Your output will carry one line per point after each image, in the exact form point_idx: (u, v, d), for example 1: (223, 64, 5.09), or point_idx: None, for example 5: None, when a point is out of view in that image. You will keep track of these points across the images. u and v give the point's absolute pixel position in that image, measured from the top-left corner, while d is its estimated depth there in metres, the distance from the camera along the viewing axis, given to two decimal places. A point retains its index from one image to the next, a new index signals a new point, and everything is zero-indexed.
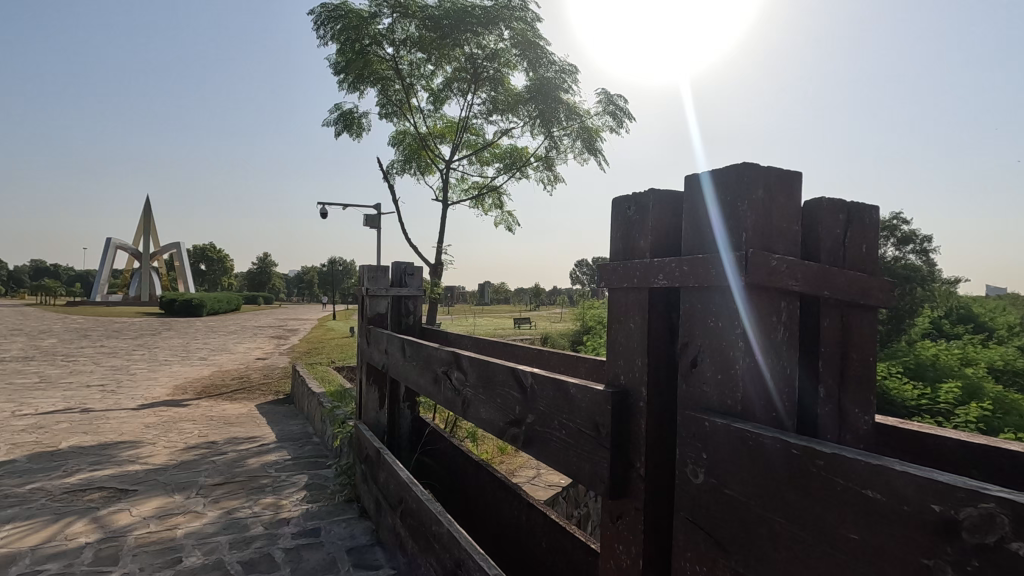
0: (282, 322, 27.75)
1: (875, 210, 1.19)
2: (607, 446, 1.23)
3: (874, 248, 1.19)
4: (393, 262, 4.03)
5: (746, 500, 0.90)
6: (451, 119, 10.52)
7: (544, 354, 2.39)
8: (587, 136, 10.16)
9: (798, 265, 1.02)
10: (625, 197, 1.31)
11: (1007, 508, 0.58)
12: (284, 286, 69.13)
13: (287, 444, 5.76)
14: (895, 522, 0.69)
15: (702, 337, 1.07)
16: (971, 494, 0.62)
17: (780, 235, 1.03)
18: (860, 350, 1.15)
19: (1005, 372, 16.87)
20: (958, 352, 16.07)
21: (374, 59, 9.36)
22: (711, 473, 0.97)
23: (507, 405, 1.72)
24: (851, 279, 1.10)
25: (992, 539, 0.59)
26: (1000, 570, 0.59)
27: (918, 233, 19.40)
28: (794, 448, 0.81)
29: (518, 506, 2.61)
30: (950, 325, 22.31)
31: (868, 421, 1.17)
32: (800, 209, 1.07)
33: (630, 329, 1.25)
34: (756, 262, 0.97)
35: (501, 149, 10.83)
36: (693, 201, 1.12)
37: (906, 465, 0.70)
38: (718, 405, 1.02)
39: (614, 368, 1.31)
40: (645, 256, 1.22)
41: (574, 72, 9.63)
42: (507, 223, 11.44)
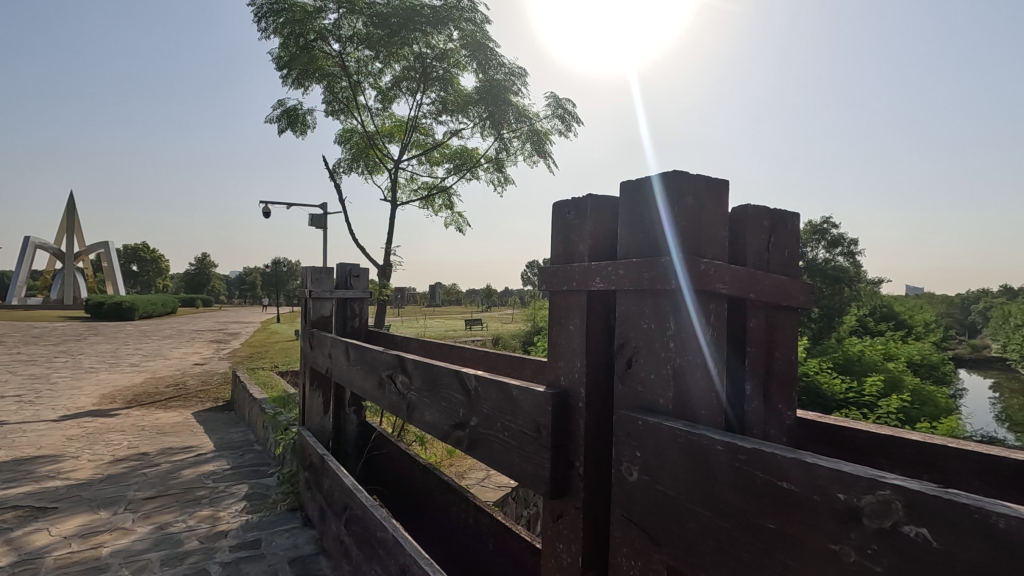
0: (222, 325, 26.59)
1: (797, 218, 1.26)
2: (547, 447, 1.25)
3: (796, 253, 1.26)
4: (338, 263, 3.96)
5: (676, 495, 0.94)
6: (400, 119, 10.39)
7: (491, 357, 2.40)
8: (536, 139, 10.28)
9: (725, 268, 1.07)
10: (565, 201, 1.33)
11: (901, 495, 0.64)
12: (225, 287, 66.25)
13: (226, 453, 5.53)
14: (807, 510, 0.73)
15: (638, 338, 1.10)
16: (870, 483, 0.67)
17: (708, 240, 1.08)
18: (783, 350, 1.21)
19: (921, 366, 18.23)
20: (881, 348, 17.24)
21: (319, 55, 9.13)
22: (644, 471, 1.00)
23: (451, 408, 1.71)
24: (775, 283, 1.16)
25: (888, 523, 0.64)
26: (896, 551, 0.64)
27: (845, 236, 20.63)
28: (719, 445, 0.86)
29: (466, 509, 2.60)
30: (873, 323, 23.92)
31: (792, 416, 1.23)
32: (727, 216, 1.13)
33: (571, 330, 1.28)
34: (684, 268, 1.01)
35: (451, 150, 10.79)
36: (627, 206, 1.15)
37: (816, 458, 0.75)
38: (651, 403, 1.06)
39: (555, 369, 1.33)
40: (584, 260, 1.25)
41: (523, 75, 9.75)
42: (457, 224, 11.39)
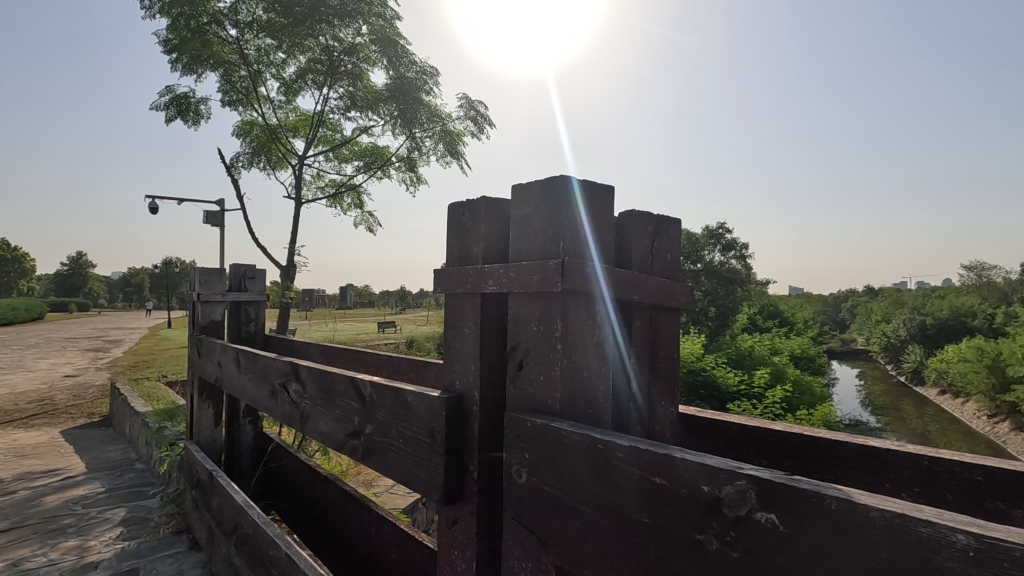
0: (101, 332, 23.95)
1: (678, 223, 1.33)
2: (440, 452, 1.23)
3: (678, 258, 1.33)
4: (231, 264, 3.70)
5: (561, 495, 0.95)
6: (305, 112, 9.92)
7: (393, 361, 2.34)
8: (448, 140, 10.22)
9: (610, 270, 1.10)
10: (460, 203, 1.32)
11: (755, 485, 0.68)
12: (106, 290, 59.84)
13: (100, 474, 4.96)
14: (676, 503, 0.77)
15: (527, 340, 1.11)
16: (729, 474, 0.71)
17: (594, 242, 1.10)
18: (666, 350, 1.28)
19: (801, 359, 20.19)
20: (768, 343, 18.87)
21: (213, 40, 8.49)
22: (532, 472, 1.01)
23: (346, 416, 1.64)
24: (658, 286, 1.21)
25: (744, 512, 0.69)
26: (752, 539, 0.68)
27: (737, 241, 21.91)
28: (599, 444, 0.88)
29: (368, 519, 2.51)
30: (762, 321, 26.16)
31: (675, 411, 1.30)
32: (613, 221, 1.16)
33: (465, 333, 1.27)
34: (571, 272, 1.03)
35: (361, 147, 10.47)
36: (519, 209, 1.15)
37: (686, 453, 0.79)
38: (542, 404, 1.06)
39: (450, 373, 1.32)
40: (477, 263, 1.24)
41: (435, 75, 9.72)
42: (368, 224, 11.06)
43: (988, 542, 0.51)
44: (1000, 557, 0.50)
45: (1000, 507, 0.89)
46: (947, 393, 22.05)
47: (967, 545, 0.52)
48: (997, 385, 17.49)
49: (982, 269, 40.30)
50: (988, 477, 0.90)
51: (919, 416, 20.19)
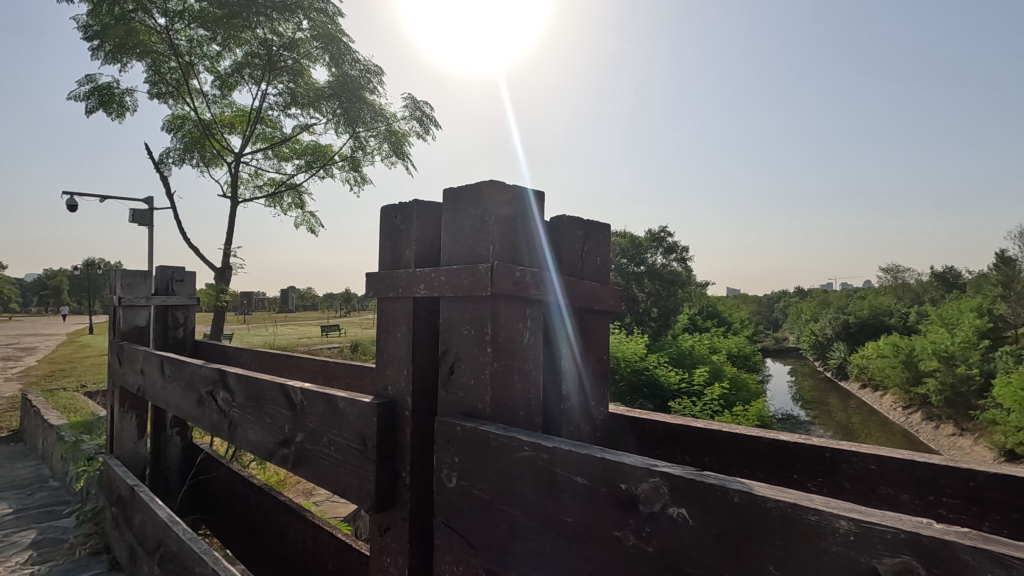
0: (11, 340, 22.00)
1: (607, 228, 1.37)
2: (371, 458, 1.21)
3: (608, 262, 1.36)
4: (156, 267, 3.50)
5: (490, 498, 0.95)
6: (242, 108, 9.54)
7: (330, 366, 2.27)
8: (393, 140, 10.11)
9: (540, 275, 1.12)
10: (393, 206, 1.30)
11: (666, 481, 0.71)
12: (18, 294, 55.22)
13: (8, 494, 4.57)
14: (597, 500, 0.79)
15: (458, 344, 1.11)
16: (644, 471, 0.74)
17: (525, 247, 1.11)
18: (597, 352, 1.31)
19: (737, 357, 21.17)
20: (707, 342, 19.66)
21: (140, 28, 8.02)
22: (461, 476, 1.01)
23: (276, 424, 1.59)
24: (586, 290, 1.24)
25: (657, 507, 0.72)
26: (663, 534, 0.71)
27: (677, 245, 22.25)
28: (525, 446, 0.89)
29: (304, 529, 2.43)
30: (702, 321, 27.22)
31: (606, 410, 1.33)
32: (543, 225, 1.18)
33: (398, 338, 1.25)
34: (502, 275, 1.03)
35: (301, 146, 10.15)
36: (451, 213, 1.15)
37: (606, 452, 0.81)
38: (471, 407, 1.07)
39: (382, 378, 1.30)
40: (410, 266, 1.23)
41: (380, 74, 9.60)
42: (310, 225, 10.77)
43: (867, 526, 0.56)
44: (876, 541, 0.55)
45: (891, 493, 0.95)
46: (868, 387, 23.66)
47: (848, 530, 0.57)
48: (910, 378, 18.94)
49: (897, 271, 43.53)
50: (882, 465, 0.97)
51: (844, 409, 21.54)
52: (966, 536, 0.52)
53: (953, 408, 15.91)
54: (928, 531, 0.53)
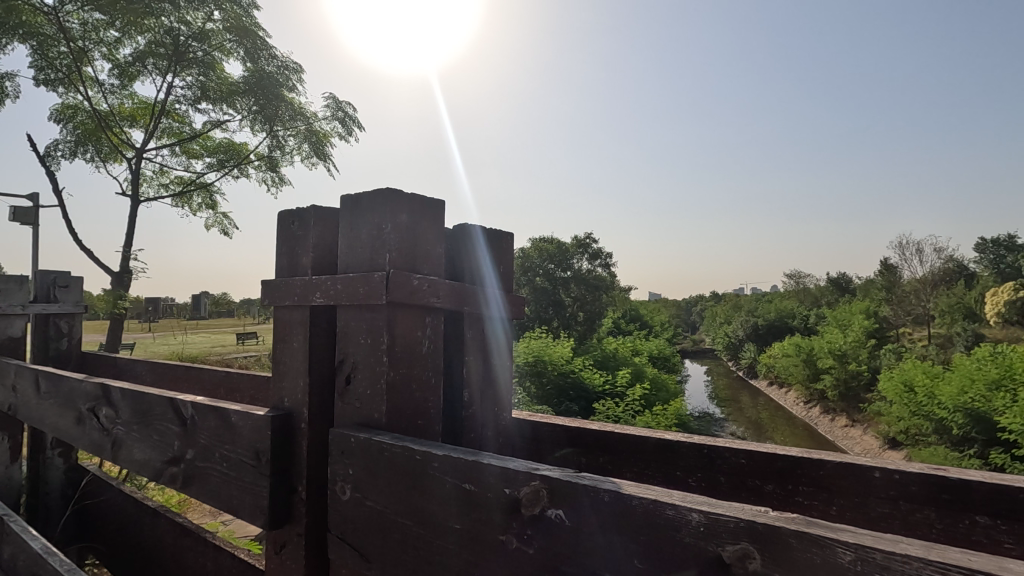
0: None
1: (510, 238, 1.40)
2: (266, 473, 1.16)
3: (510, 269, 1.41)
4: (36, 272, 3.17)
5: (382, 510, 0.94)
6: (145, 100, 8.87)
7: (232, 378, 2.15)
8: (314, 140, 9.81)
9: (438, 283, 1.12)
10: (290, 211, 1.26)
11: (546, 484, 0.73)
12: None
13: None
14: (481, 506, 0.80)
15: (354, 355, 1.10)
16: (526, 475, 0.76)
17: (424, 257, 1.11)
18: (500, 359, 1.34)
19: (658, 359, 22.17)
20: (630, 345, 20.42)
21: (23, 8, 7.25)
22: (355, 488, 0.99)
23: (164, 442, 1.48)
24: (485, 297, 1.27)
25: (537, 510, 0.74)
26: (544, 536, 0.73)
27: (602, 250, 22.88)
28: (417, 454, 0.89)
29: (204, 552, 2.28)
30: (625, 324, 28.26)
31: (508, 415, 1.35)
32: (444, 234, 1.19)
33: (294, 348, 1.21)
34: (398, 283, 1.03)
35: (213, 143, 9.59)
36: (348, 219, 1.13)
37: (492, 458, 0.83)
38: (368, 418, 1.05)
39: (278, 390, 1.25)
40: (306, 274, 1.20)
41: (299, 72, 9.28)
42: (222, 227, 10.16)
43: (713, 517, 0.60)
44: (720, 529, 0.60)
45: (759, 485, 1.03)
46: (775, 384, 25.49)
47: (699, 523, 0.61)
48: (810, 375, 20.53)
49: (799, 277, 47.14)
50: (749, 458, 1.06)
51: (754, 406, 23.08)
52: (796, 521, 0.57)
53: (846, 402, 17.40)
54: (765, 519, 0.59)
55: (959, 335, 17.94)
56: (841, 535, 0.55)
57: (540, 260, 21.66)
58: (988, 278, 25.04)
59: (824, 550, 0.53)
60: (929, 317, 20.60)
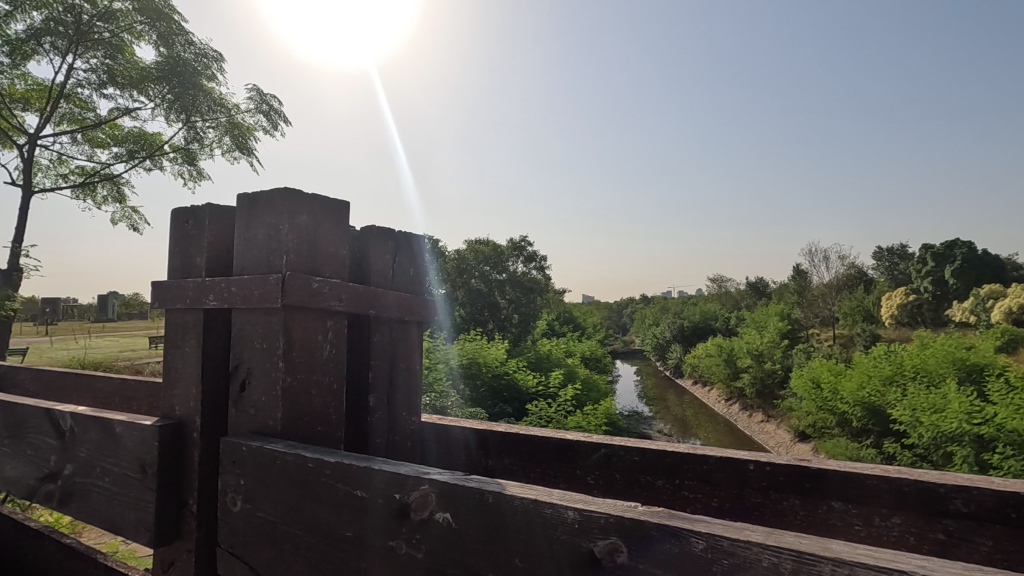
0: None
1: (423, 239, 1.39)
2: (151, 488, 1.09)
3: (423, 271, 1.39)
4: None
5: (273, 520, 0.91)
6: (40, 81, 8.09)
7: (127, 386, 2.00)
8: (236, 133, 9.33)
9: (341, 285, 1.09)
10: (184, 208, 1.20)
11: (435, 488, 0.74)
12: None
13: None
14: (371, 513, 0.80)
15: (250, 360, 1.05)
16: (415, 480, 0.76)
17: (326, 259, 1.09)
18: (410, 361, 1.32)
19: (591, 360, 22.69)
20: (563, 347, 20.74)
21: None
22: (246, 499, 0.95)
23: (39, 456, 1.36)
24: (396, 299, 1.25)
25: (425, 515, 0.74)
26: (432, 539, 0.74)
27: (536, 253, 23.15)
28: (309, 463, 0.87)
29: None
30: (559, 326, 28.71)
31: (416, 419, 1.34)
32: (350, 235, 1.16)
33: (186, 353, 1.15)
34: (295, 286, 1.00)
35: (122, 131, 8.91)
36: (244, 219, 1.09)
37: (385, 464, 0.82)
38: (262, 426, 1.02)
39: (169, 399, 1.18)
40: (200, 275, 1.14)
41: (220, 60, 8.81)
42: (132, 222, 9.46)
43: (586, 515, 0.63)
44: (594, 525, 0.62)
45: (650, 481, 1.09)
46: (699, 383, 26.74)
47: (573, 519, 0.63)
48: (730, 374, 21.70)
49: (721, 281, 49.74)
50: (642, 455, 1.11)
51: (679, 404, 24.08)
52: (660, 515, 0.60)
53: (762, 399, 18.50)
54: (633, 514, 0.62)
55: (859, 335, 19.53)
56: (699, 525, 0.58)
57: (475, 261, 21.48)
58: (883, 283, 27.45)
59: (681, 540, 0.57)
60: (835, 319, 22.26)
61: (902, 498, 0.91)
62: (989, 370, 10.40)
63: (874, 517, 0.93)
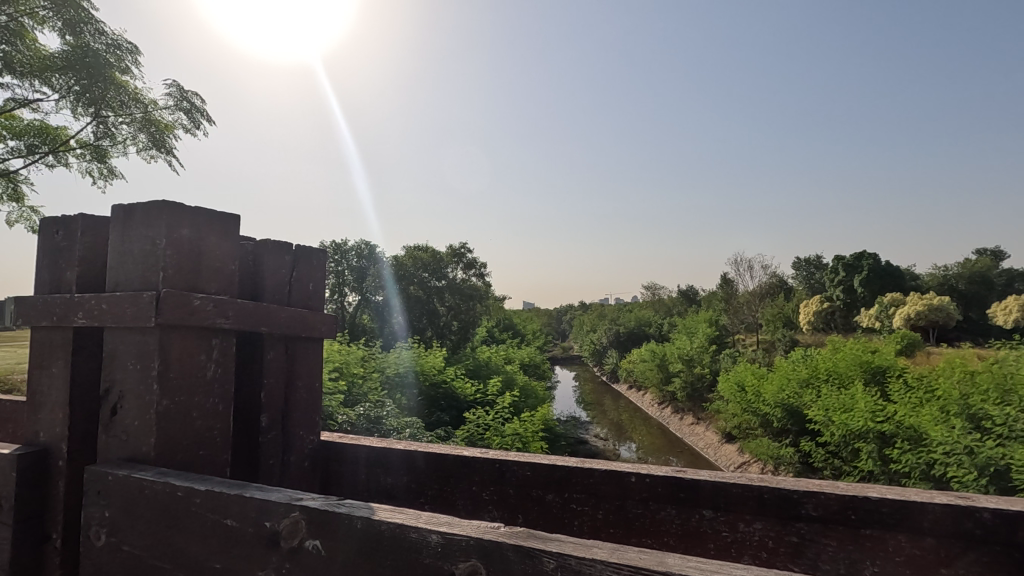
0: None
1: (324, 253, 1.35)
2: (7, 522, 0.99)
3: (323, 286, 1.36)
4: None
5: (140, 554, 0.85)
6: None
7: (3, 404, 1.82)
8: (153, 130, 8.79)
9: (227, 303, 1.05)
10: (54, 219, 1.12)
11: (305, 515, 0.72)
12: None
13: None
14: (240, 542, 0.77)
15: (122, 382, 0.99)
16: (286, 508, 0.74)
17: (209, 274, 1.04)
18: (308, 379, 1.28)
19: (530, 366, 22.81)
20: (503, 354, 20.64)
21: None
22: (110, 532, 0.89)
23: None
24: (293, 315, 1.21)
25: (295, 543, 0.72)
26: (301, 568, 0.71)
27: (475, 260, 22.63)
28: (178, 491, 0.83)
29: None
30: (499, 333, 28.67)
31: (314, 439, 1.31)
32: (239, 249, 1.12)
33: (52, 374, 1.07)
34: (172, 305, 0.95)
35: (21, 124, 8.18)
36: (120, 230, 1.03)
37: (259, 491, 0.79)
38: (135, 452, 0.96)
39: (33, 424, 1.09)
40: (69, 291, 1.07)
41: (135, 53, 8.23)
42: (30, 223, 8.69)
43: (449, 538, 0.63)
44: (455, 552, 0.62)
45: (541, 495, 1.13)
46: (634, 387, 27.53)
47: (436, 543, 0.63)
48: (663, 378, 22.43)
49: (655, 290, 51.11)
50: (534, 470, 1.15)
51: (616, 409, 24.67)
52: (519, 535, 0.62)
53: (692, 402, 19.27)
54: (495, 536, 0.63)
55: (779, 340, 20.76)
56: (552, 545, 0.60)
57: (414, 268, 21.11)
58: (801, 292, 29.29)
59: (534, 561, 0.58)
60: (758, 325, 23.54)
61: (763, 504, 0.98)
62: (891, 371, 11.26)
63: (738, 524, 0.99)
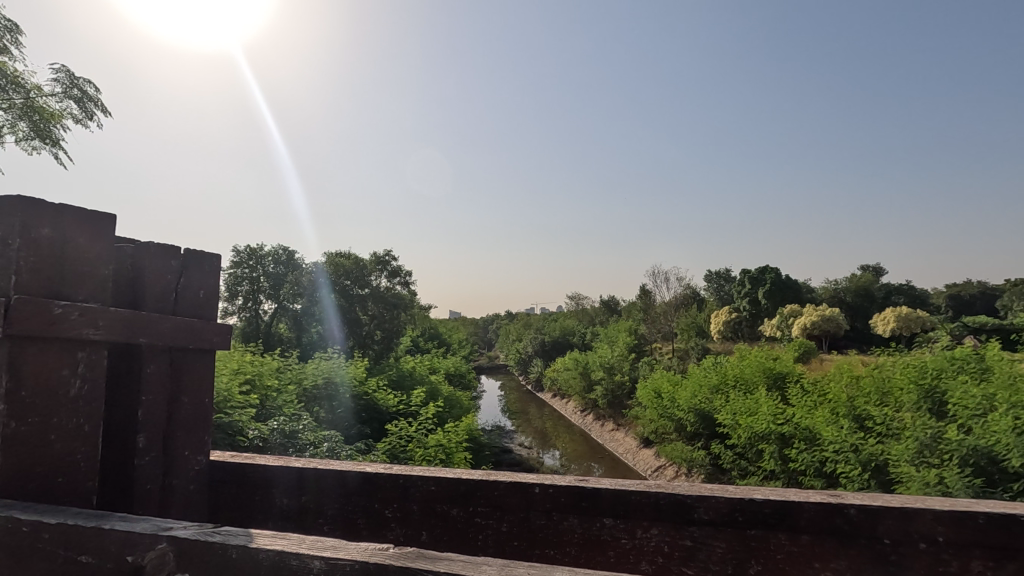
0: None
1: (216, 259, 1.25)
2: None
3: (215, 294, 1.26)
4: None
5: None
6: None
7: None
8: (35, 118, 7.93)
9: (97, 311, 0.94)
10: None
11: (172, 547, 0.66)
12: None
13: None
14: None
15: None
16: (152, 539, 0.67)
17: (76, 279, 0.94)
18: (195, 394, 1.18)
19: (455, 376, 22.57)
20: (428, 364, 20.26)
21: None
22: None
23: None
24: (176, 325, 1.11)
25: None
26: None
27: (400, 268, 22.15)
28: (24, 527, 0.73)
29: None
30: (423, 342, 28.17)
31: (202, 460, 1.21)
32: (113, 253, 1.01)
33: None
34: (24, 313, 0.84)
35: None
36: None
37: (122, 522, 0.71)
38: None
39: None
40: None
41: (14, 31, 7.42)
42: None
43: (332, 563, 0.59)
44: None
45: (445, 510, 1.11)
46: (558, 395, 27.96)
47: (318, 569, 0.59)
48: (586, 386, 22.95)
49: (579, 300, 52.24)
50: (437, 485, 1.13)
51: (540, 417, 24.92)
52: (408, 556, 0.59)
53: (613, 408, 19.88)
54: (381, 557, 0.60)
55: (693, 349, 21.85)
56: (440, 566, 0.58)
57: (335, 276, 20.30)
58: (712, 303, 31.10)
59: None
60: (674, 334, 24.71)
61: (660, 510, 1.01)
62: (789, 376, 12.12)
63: (637, 530, 1.02)
